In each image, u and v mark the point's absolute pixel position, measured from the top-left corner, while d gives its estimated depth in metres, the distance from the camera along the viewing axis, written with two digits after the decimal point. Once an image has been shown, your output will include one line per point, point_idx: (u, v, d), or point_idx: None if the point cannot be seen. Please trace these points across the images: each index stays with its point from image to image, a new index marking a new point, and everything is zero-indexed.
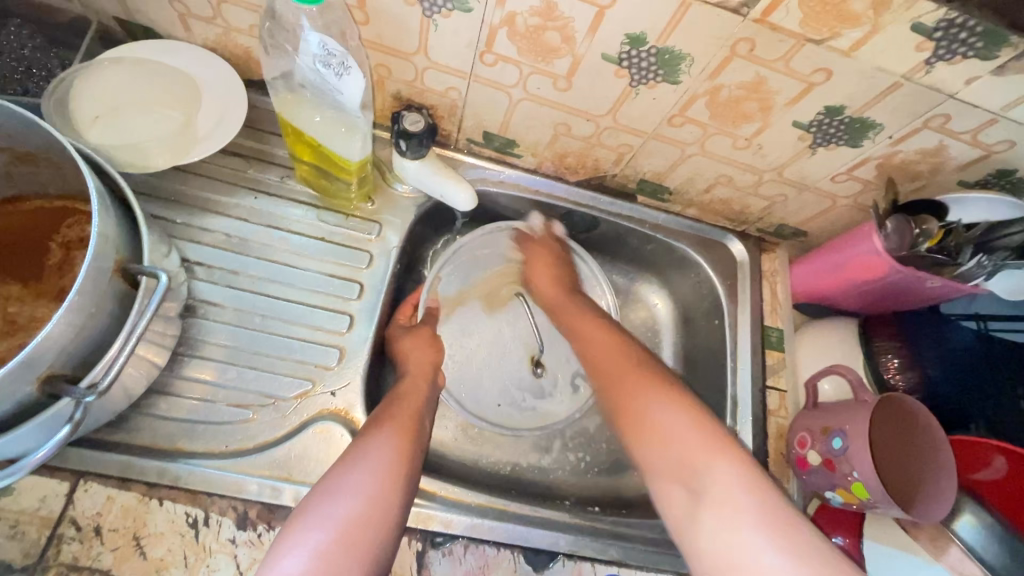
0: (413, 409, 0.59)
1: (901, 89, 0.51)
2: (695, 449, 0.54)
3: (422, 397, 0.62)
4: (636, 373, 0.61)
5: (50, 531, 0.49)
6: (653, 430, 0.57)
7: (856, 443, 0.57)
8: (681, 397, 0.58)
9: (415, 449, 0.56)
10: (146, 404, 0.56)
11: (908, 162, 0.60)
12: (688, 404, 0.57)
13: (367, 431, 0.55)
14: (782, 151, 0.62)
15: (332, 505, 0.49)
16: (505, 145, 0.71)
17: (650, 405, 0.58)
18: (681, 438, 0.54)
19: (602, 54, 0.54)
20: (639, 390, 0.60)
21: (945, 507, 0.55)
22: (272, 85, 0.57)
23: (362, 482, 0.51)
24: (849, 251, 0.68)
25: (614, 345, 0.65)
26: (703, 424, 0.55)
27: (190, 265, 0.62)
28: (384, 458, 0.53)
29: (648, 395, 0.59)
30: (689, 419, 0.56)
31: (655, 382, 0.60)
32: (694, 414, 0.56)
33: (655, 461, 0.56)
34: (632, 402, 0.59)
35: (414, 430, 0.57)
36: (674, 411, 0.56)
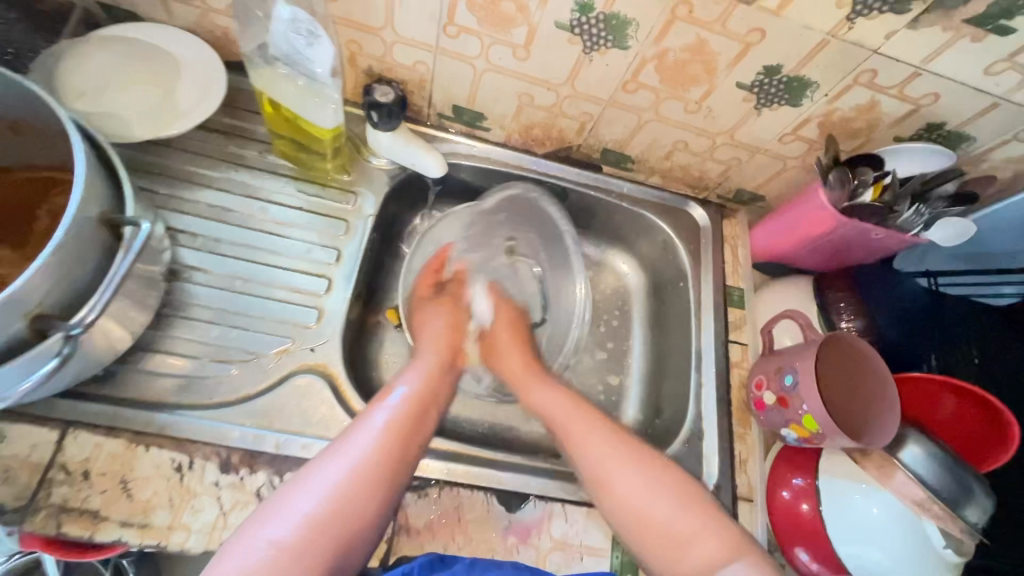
0: (414, 407, 0.57)
1: (829, 45, 0.56)
2: (683, 524, 0.54)
3: (428, 394, 0.60)
4: (596, 426, 0.62)
5: (40, 476, 0.51)
6: (633, 502, 0.56)
7: (806, 380, 0.61)
8: (654, 467, 0.58)
9: (404, 451, 0.53)
10: (133, 360, 0.59)
11: (846, 119, 0.64)
12: (641, 457, 0.58)
13: (359, 424, 0.54)
14: (730, 114, 0.67)
15: (305, 498, 0.48)
16: (474, 118, 0.74)
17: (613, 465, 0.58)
18: (676, 525, 0.54)
19: (555, 21, 0.58)
20: (597, 446, 0.59)
21: (891, 435, 0.59)
22: (247, 57, 0.60)
23: (338, 482, 0.49)
24: (801, 209, 0.72)
25: (578, 406, 0.64)
26: (682, 494, 0.56)
27: (174, 233, 0.65)
28: (367, 458, 0.51)
29: (618, 464, 0.58)
30: (676, 505, 0.55)
31: (628, 452, 0.59)
32: (658, 483, 0.56)
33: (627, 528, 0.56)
34: (591, 456, 0.59)
35: (409, 431, 0.55)
36: (648, 478, 0.57)
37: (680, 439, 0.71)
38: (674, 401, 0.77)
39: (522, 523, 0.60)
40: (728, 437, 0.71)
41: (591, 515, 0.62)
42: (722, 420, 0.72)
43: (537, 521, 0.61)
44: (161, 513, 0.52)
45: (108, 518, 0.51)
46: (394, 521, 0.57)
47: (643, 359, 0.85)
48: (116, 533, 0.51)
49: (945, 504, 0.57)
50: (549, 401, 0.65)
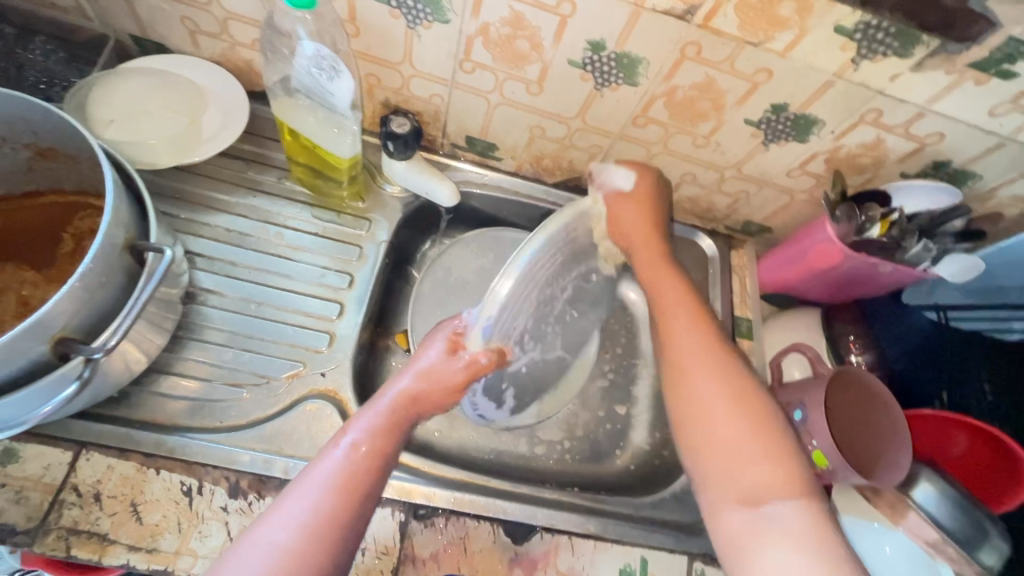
0: (366, 461, 0.51)
1: (834, 86, 0.57)
2: (742, 443, 0.54)
3: (389, 438, 0.54)
4: (703, 360, 0.59)
5: (52, 497, 0.52)
6: (705, 404, 0.56)
7: (815, 414, 0.61)
8: (717, 350, 0.60)
9: (360, 503, 0.49)
10: (148, 381, 0.60)
11: (853, 155, 0.65)
12: (732, 379, 0.57)
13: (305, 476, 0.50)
14: (738, 148, 0.68)
15: (245, 563, 0.45)
16: (486, 149, 0.76)
17: (697, 380, 0.58)
18: (748, 442, 0.54)
19: (567, 60, 0.60)
20: (709, 356, 0.59)
21: (904, 471, 0.58)
22: (271, 89, 0.63)
23: (280, 548, 0.45)
24: (808, 243, 0.72)
25: (715, 350, 0.59)
26: (760, 420, 0.54)
27: (192, 257, 0.67)
28: (314, 516, 0.47)
29: (709, 384, 0.57)
30: (746, 426, 0.54)
31: (716, 373, 0.58)
32: (736, 400, 0.56)
33: (715, 411, 0.56)
34: (675, 350, 0.61)
35: (359, 488, 0.50)
36: (727, 407, 0.55)
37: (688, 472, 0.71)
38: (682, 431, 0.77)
39: (528, 556, 0.60)
40: None
41: (598, 548, 0.61)
42: None
43: (544, 555, 0.60)
44: (169, 537, 0.52)
45: (116, 541, 0.51)
46: (400, 550, 0.57)
47: None
48: (125, 556, 0.51)
49: (960, 546, 0.56)
50: (677, 328, 0.62)
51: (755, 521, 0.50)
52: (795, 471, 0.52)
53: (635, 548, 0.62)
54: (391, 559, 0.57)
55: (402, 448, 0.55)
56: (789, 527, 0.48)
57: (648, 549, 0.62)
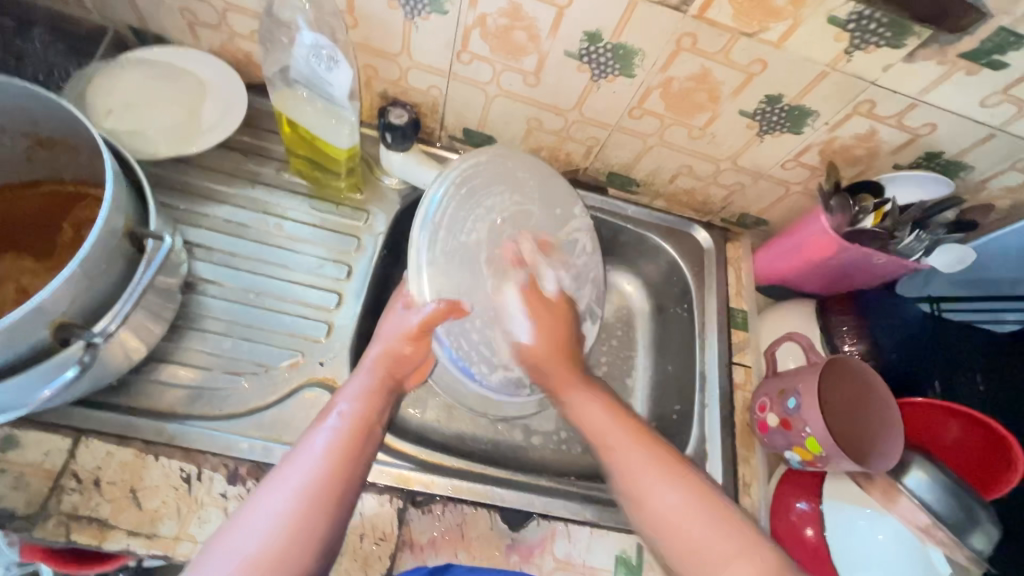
0: (357, 422, 0.52)
1: (828, 77, 0.58)
2: (709, 533, 0.48)
3: (375, 406, 0.55)
4: (611, 414, 0.58)
5: (52, 482, 0.52)
6: (649, 490, 0.52)
7: (808, 402, 0.61)
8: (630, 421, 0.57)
9: (357, 462, 0.49)
10: (146, 369, 0.60)
11: (847, 147, 0.66)
12: (665, 462, 0.53)
13: (299, 449, 0.49)
14: (733, 140, 0.69)
15: (244, 537, 0.43)
16: (484, 141, 0.77)
17: (631, 456, 0.54)
18: (712, 536, 0.48)
19: (564, 51, 0.61)
20: (601, 410, 0.58)
21: (896, 459, 0.59)
22: (271, 81, 0.64)
23: (279, 514, 0.44)
24: (803, 234, 0.73)
25: (615, 414, 0.58)
26: (709, 499, 0.50)
27: (191, 247, 0.67)
28: (310, 482, 0.46)
29: (642, 466, 0.53)
30: (686, 501, 0.50)
31: (653, 455, 0.54)
32: (681, 493, 0.51)
33: (665, 491, 0.51)
34: (599, 428, 0.57)
35: (353, 450, 0.50)
36: (682, 488, 0.51)
37: None
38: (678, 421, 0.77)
39: (525, 543, 0.60)
40: (732, 459, 0.71)
41: (595, 535, 0.62)
42: (726, 442, 0.72)
43: (541, 541, 0.61)
44: (168, 523, 0.53)
45: (116, 526, 0.52)
46: (397, 537, 0.58)
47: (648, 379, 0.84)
48: (124, 541, 0.51)
49: (949, 531, 0.56)
50: (589, 414, 0.59)
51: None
52: (761, 548, 0.47)
53: (631, 535, 0.63)
54: (389, 545, 0.57)
55: (388, 418, 0.56)
56: None
57: None
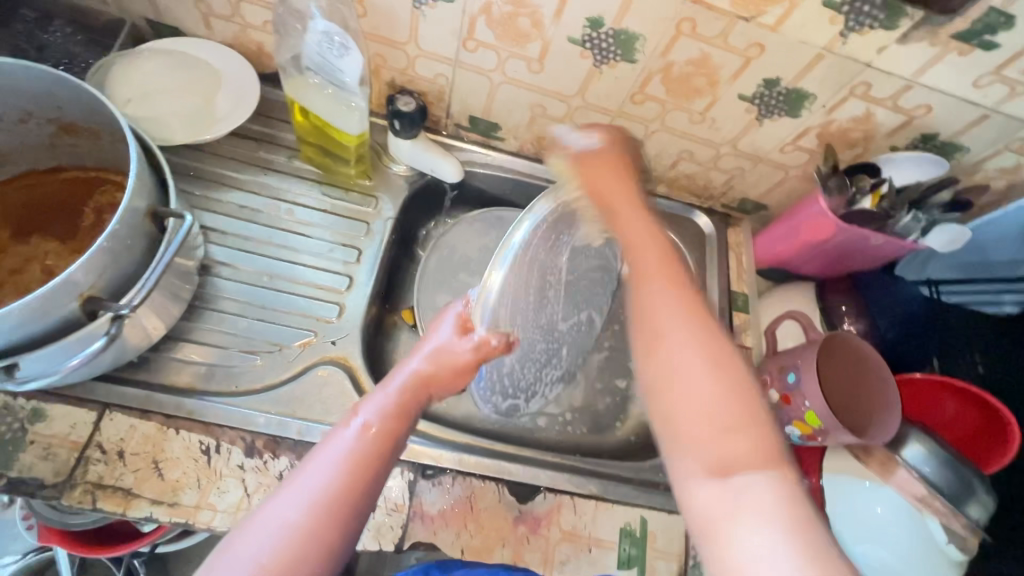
0: (379, 439, 0.49)
1: (824, 59, 0.60)
2: (721, 398, 0.44)
3: (399, 420, 0.52)
4: (654, 276, 0.51)
5: (79, 453, 0.54)
6: (678, 374, 0.46)
7: (807, 377, 0.63)
8: (688, 293, 0.50)
9: (372, 476, 0.47)
10: (166, 348, 0.62)
11: (844, 130, 0.68)
12: (707, 336, 0.47)
13: (314, 459, 0.47)
14: (733, 124, 0.70)
15: (249, 552, 0.41)
16: (489, 128, 0.78)
17: (676, 347, 0.47)
18: (722, 404, 0.44)
19: (567, 37, 0.62)
20: (659, 284, 0.50)
21: (892, 433, 0.60)
22: (284, 69, 0.66)
23: (288, 529, 0.43)
24: (801, 215, 0.75)
25: (693, 314, 0.48)
26: (724, 369, 0.46)
27: (207, 231, 0.69)
28: (321, 495, 0.44)
29: (684, 347, 0.47)
30: (712, 375, 0.45)
31: (691, 323, 0.48)
32: (713, 358, 0.46)
33: (688, 361, 0.46)
34: (643, 300, 0.50)
35: (366, 467, 0.47)
36: (702, 358, 0.46)
37: None
38: None
39: (532, 514, 0.62)
40: None
41: (600, 508, 0.64)
42: None
43: (547, 513, 0.62)
44: (189, 492, 0.55)
45: (140, 495, 0.54)
46: (409, 508, 0.60)
47: None
48: (148, 509, 0.53)
49: (946, 500, 0.58)
50: (659, 308, 0.49)
51: (726, 488, 0.41)
52: (761, 425, 0.44)
53: (635, 509, 0.64)
54: (401, 516, 0.59)
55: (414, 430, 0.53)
56: (756, 505, 0.40)
57: (648, 510, 0.65)
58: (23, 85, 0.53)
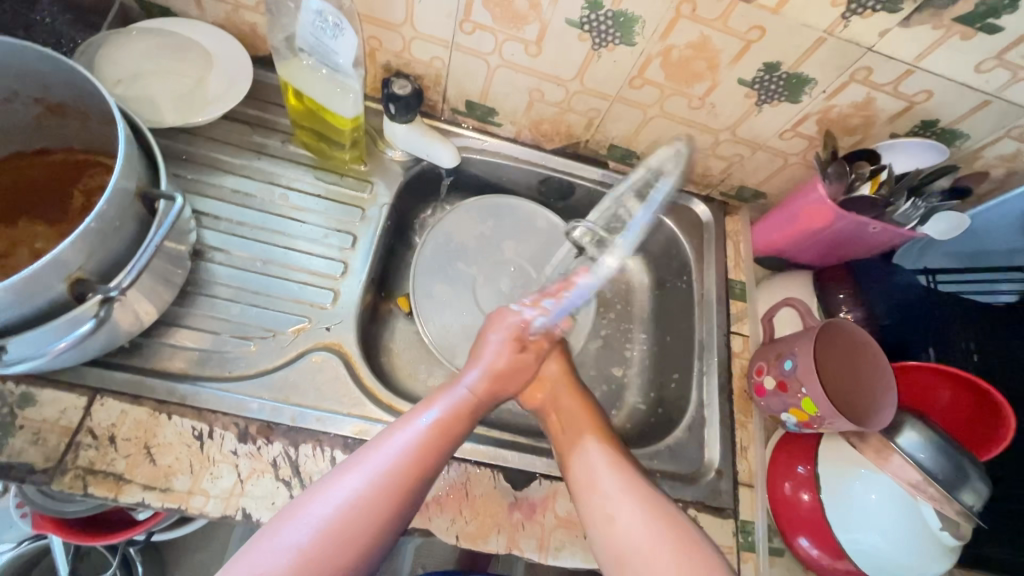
0: (447, 429, 0.55)
1: (826, 43, 0.59)
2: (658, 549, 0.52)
3: (463, 415, 0.58)
4: (591, 437, 0.61)
5: (69, 439, 0.53)
6: (615, 516, 0.54)
7: (805, 364, 0.62)
8: (630, 471, 0.58)
9: (435, 464, 0.53)
10: (157, 333, 0.61)
11: (844, 116, 0.67)
12: (643, 493, 0.56)
13: (391, 435, 0.53)
14: (732, 110, 0.70)
15: (325, 505, 0.48)
16: (486, 114, 0.78)
17: (601, 480, 0.57)
18: (669, 560, 0.51)
19: (565, 19, 0.61)
20: (590, 440, 0.60)
21: (889, 421, 0.60)
22: (276, 50, 0.65)
23: (361, 495, 0.49)
24: (800, 203, 0.74)
25: (617, 463, 0.58)
26: (673, 525, 0.54)
27: (199, 216, 0.68)
28: (393, 470, 0.51)
29: (609, 478, 0.57)
30: (653, 527, 0.53)
31: (633, 487, 0.56)
32: (649, 505, 0.55)
33: (624, 522, 0.54)
34: (575, 446, 0.60)
35: (428, 455, 0.53)
36: (643, 510, 0.54)
37: (682, 427, 0.73)
38: (677, 389, 0.79)
39: (528, 501, 0.62)
40: (730, 424, 0.73)
41: None
42: (724, 408, 0.73)
43: (543, 500, 0.62)
44: (182, 478, 0.54)
45: (131, 480, 0.53)
46: None
47: (647, 350, 0.86)
48: (140, 495, 0.53)
49: (941, 486, 0.57)
50: (591, 466, 0.58)
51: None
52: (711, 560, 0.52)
53: None
54: None
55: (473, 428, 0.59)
56: None
57: None
58: (7, 63, 0.52)
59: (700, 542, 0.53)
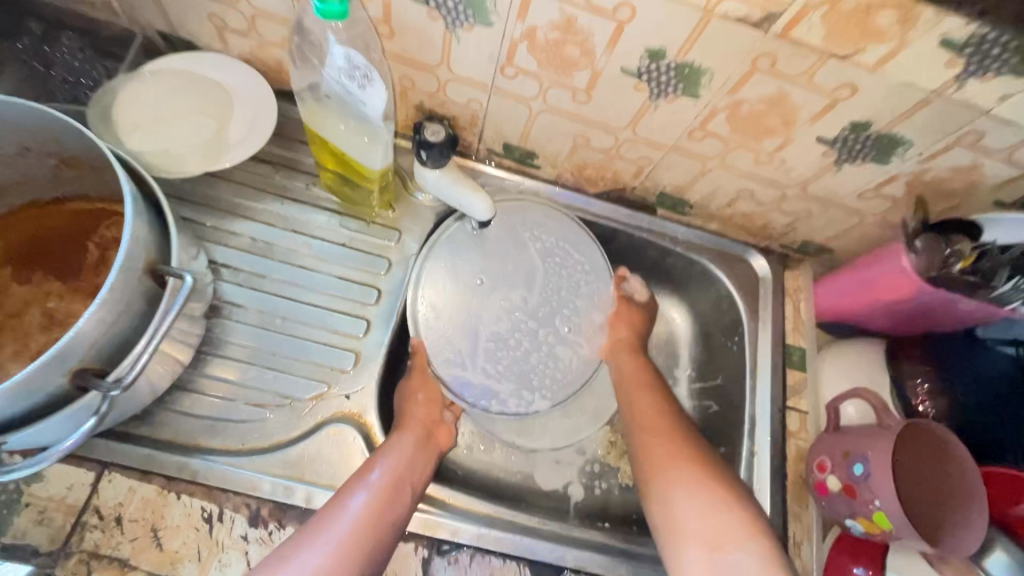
0: (391, 492, 0.54)
1: (930, 105, 0.50)
2: (688, 478, 0.59)
3: (407, 473, 0.57)
4: (649, 400, 0.67)
5: (74, 519, 0.51)
6: (664, 481, 0.60)
7: (880, 471, 0.55)
8: (670, 423, 0.65)
9: (385, 532, 0.52)
10: (170, 400, 0.58)
11: (940, 180, 0.58)
12: (670, 438, 0.63)
13: (339, 503, 0.52)
14: (806, 167, 0.61)
15: None
16: (525, 156, 0.71)
17: (652, 452, 0.63)
18: (700, 505, 0.56)
19: (621, 68, 0.54)
20: (643, 398, 0.68)
21: (978, 543, 0.53)
22: (300, 94, 0.59)
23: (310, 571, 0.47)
24: (876, 270, 0.65)
25: (661, 421, 0.65)
26: (697, 462, 0.60)
27: (217, 267, 0.64)
28: (345, 541, 0.50)
29: (656, 442, 0.63)
30: (691, 475, 0.59)
31: (673, 438, 0.63)
32: (680, 451, 0.61)
33: (672, 473, 0.60)
34: (644, 426, 0.65)
35: (385, 516, 0.53)
36: (679, 464, 0.60)
37: None
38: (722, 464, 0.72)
39: None
40: (782, 515, 0.66)
41: None
42: (777, 495, 0.66)
43: None
44: (189, 565, 0.51)
45: (136, 567, 0.50)
46: None
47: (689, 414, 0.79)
48: None
49: None
50: (648, 420, 0.66)
51: (718, 562, 0.53)
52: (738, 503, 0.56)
53: None
54: None
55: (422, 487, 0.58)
56: None
57: None
58: (14, 119, 0.48)
59: (727, 480, 0.58)
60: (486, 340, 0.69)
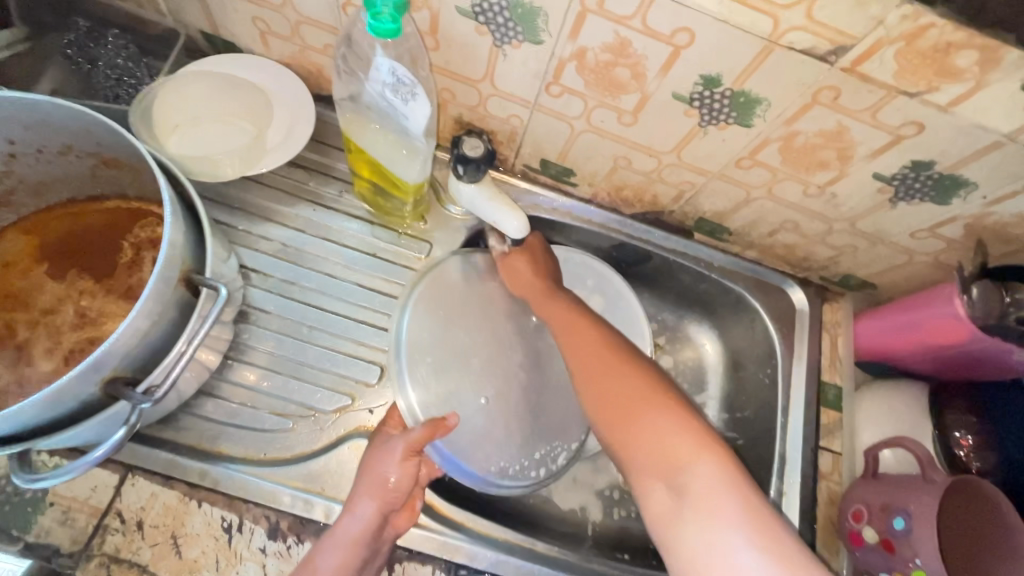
0: None
1: (1002, 148, 0.47)
2: (643, 409, 0.50)
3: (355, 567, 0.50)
4: (574, 334, 0.59)
5: (97, 520, 0.51)
6: (611, 402, 0.53)
7: (922, 528, 0.52)
8: (600, 343, 0.57)
9: None
10: (195, 405, 0.58)
11: (1002, 225, 0.55)
12: (605, 361, 0.55)
13: None
14: (858, 203, 0.59)
15: None
16: (561, 173, 0.69)
17: (583, 381, 0.56)
18: (648, 429, 0.49)
19: (672, 92, 0.52)
20: (568, 329, 0.60)
21: None
22: (339, 105, 0.58)
23: None
24: (921, 314, 0.62)
25: (592, 345, 0.57)
26: (642, 383, 0.53)
27: (247, 272, 0.64)
28: None
29: (585, 367, 0.56)
30: (638, 396, 0.52)
31: (604, 362, 0.55)
32: (613, 372, 0.54)
33: (614, 398, 0.52)
34: (574, 353, 0.58)
35: None
36: (622, 388, 0.53)
37: None
38: None
39: None
40: None
41: None
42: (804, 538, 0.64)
43: None
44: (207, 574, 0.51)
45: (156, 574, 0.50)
46: None
47: None
48: None
49: None
50: (577, 349, 0.58)
51: (677, 490, 0.45)
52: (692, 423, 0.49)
53: None
54: None
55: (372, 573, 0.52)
56: (706, 498, 0.44)
57: None
58: (60, 120, 0.48)
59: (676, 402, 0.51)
60: (506, 409, 0.64)
